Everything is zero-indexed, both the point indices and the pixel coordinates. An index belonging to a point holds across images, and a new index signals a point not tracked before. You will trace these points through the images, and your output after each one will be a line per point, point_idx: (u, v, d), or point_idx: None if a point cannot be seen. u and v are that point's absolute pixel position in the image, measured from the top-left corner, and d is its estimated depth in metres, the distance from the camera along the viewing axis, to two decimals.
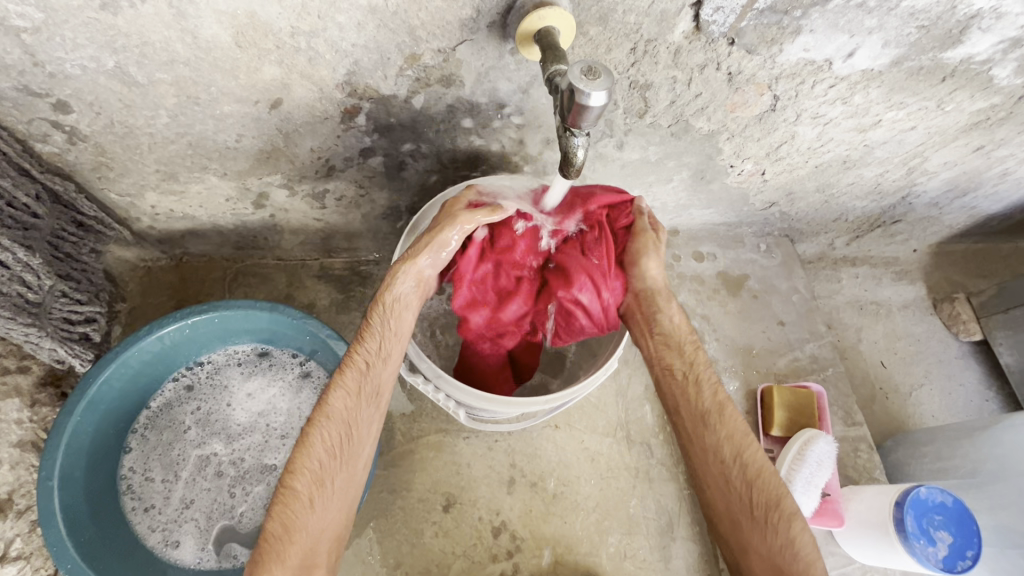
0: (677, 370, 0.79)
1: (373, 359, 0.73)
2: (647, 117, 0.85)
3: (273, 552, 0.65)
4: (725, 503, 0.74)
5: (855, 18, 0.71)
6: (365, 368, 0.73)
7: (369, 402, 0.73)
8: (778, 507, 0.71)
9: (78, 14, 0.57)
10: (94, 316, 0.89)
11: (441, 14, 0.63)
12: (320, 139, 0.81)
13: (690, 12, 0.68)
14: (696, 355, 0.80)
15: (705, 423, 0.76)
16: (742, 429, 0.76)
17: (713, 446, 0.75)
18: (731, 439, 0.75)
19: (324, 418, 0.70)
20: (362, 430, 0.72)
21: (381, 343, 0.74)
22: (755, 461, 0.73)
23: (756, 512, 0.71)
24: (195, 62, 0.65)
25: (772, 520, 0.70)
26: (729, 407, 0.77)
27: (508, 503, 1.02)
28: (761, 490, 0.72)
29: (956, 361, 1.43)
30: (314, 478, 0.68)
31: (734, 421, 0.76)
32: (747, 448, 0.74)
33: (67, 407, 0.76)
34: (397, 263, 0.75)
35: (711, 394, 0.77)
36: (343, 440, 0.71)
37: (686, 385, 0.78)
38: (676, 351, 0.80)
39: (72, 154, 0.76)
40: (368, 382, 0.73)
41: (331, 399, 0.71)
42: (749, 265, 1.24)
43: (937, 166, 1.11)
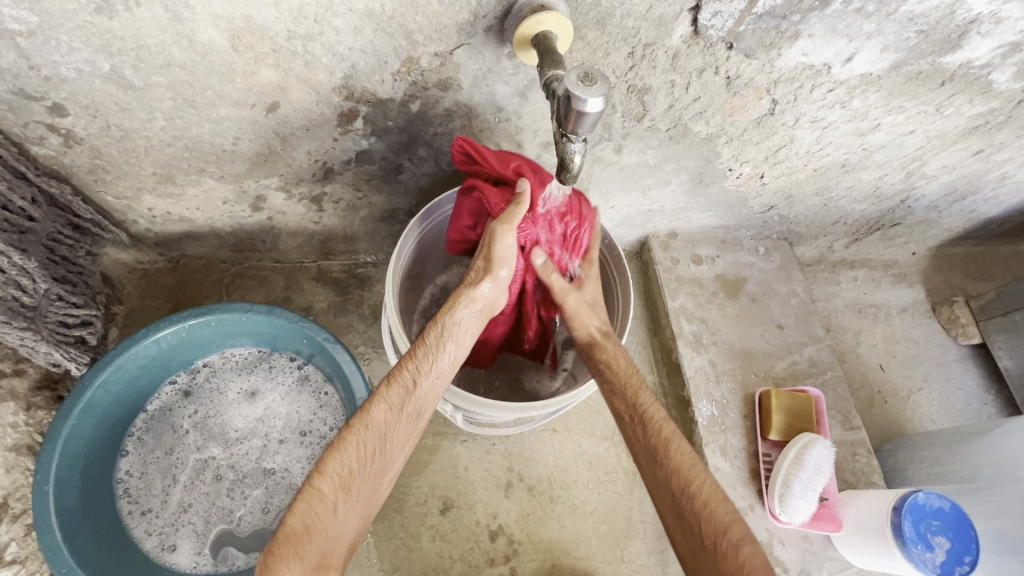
0: (624, 411, 0.76)
1: (421, 379, 0.69)
2: (645, 121, 0.85)
3: (290, 549, 0.60)
4: (681, 532, 0.68)
5: (854, 23, 0.71)
6: (412, 386, 0.69)
7: (409, 420, 0.69)
8: (726, 534, 0.65)
9: (74, 17, 0.57)
10: (90, 319, 0.88)
11: (438, 18, 0.63)
12: (317, 142, 0.80)
13: (688, 17, 0.68)
14: (643, 396, 0.76)
15: (656, 460, 0.71)
16: (690, 459, 0.70)
17: (660, 482, 0.71)
18: (677, 472, 0.69)
19: (363, 425, 0.67)
20: (395, 444, 0.69)
21: (433, 362, 0.70)
22: (702, 493, 0.68)
23: (706, 540, 0.66)
24: (192, 65, 0.65)
25: (720, 549, 0.64)
26: (676, 441, 0.72)
27: (506, 507, 1.02)
28: (709, 519, 0.66)
29: (955, 365, 1.43)
30: (341, 480, 0.64)
31: (681, 452, 0.71)
32: (693, 480, 0.69)
33: (63, 410, 0.76)
34: (462, 287, 0.72)
35: (656, 431, 0.73)
36: (377, 451, 0.67)
37: (634, 424, 0.75)
38: (622, 394, 0.77)
39: (68, 157, 0.76)
40: (412, 399, 0.69)
41: (374, 408, 0.67)
42: (748, 268, 1.23)
43: (936, 170, 1.12)
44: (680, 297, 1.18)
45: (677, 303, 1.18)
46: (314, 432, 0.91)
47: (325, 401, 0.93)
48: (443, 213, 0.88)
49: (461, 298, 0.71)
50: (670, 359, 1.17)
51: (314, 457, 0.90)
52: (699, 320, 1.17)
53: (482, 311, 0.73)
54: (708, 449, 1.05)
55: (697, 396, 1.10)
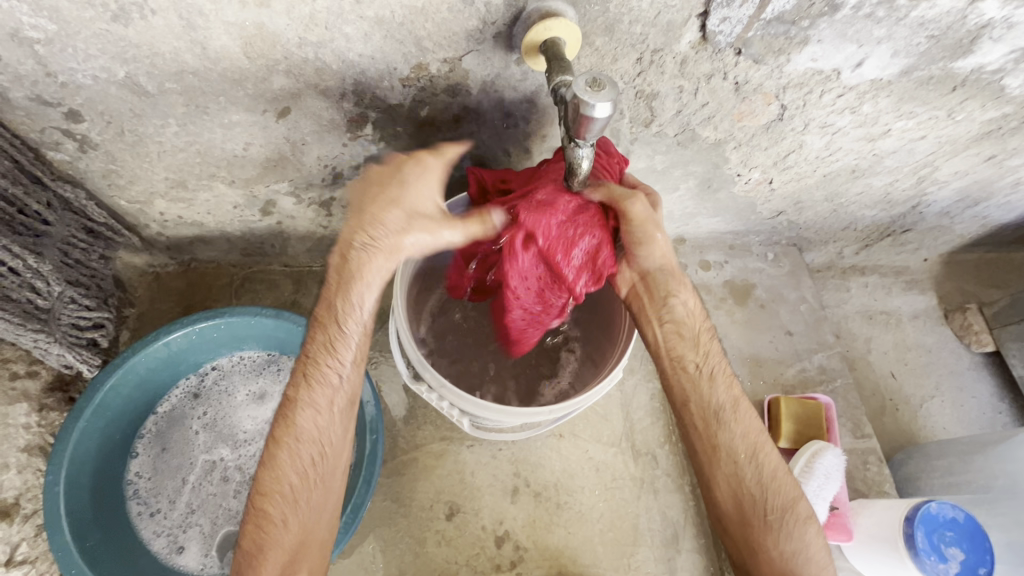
0: (689, 363, 0.77)
1: (340, 374, 0.72)
2: (653, 126, 0.85)
3: (253, 572, 0.67)
4: (739, 510, 0.75)
5: (864, 29, 0.71)
6: (336, 383, 0.72)
7: (342, 412, 0.73)
8: (793, 510, 0.74)
9: (90, 25, 0.58)
10: (102, 321, 0.89)
11: (447, 25, 0.63)
12: (327, 147, 0.81)
13: (696, 23, 0.68)
14: (711, 348, 0.79)
15: (719, 423, 0.76)
16: (756, 427, 0.77)
17: (726, 444, 0.75)
18: (745, 437, 0.76)
19: (293, 438, 0.71)
20: (333, 441, 0.73)
21: (345, 354, 0.72)
22: (772, 464, 0.76)
23: (770, 515, 0.74)
24: (205, 72, 0.65)
25: (785, 525, 0.73)
26: (744, 405, 0.77)
27: (512, 512, 1.01)
28: (776, 494, 0.74)
29: (968, 373, 1.41)
30: (285, 498, 0.70)
31: (747, 417, 0.77)
32: (762, 449, 0.76)
33: (74, 412, 0.77)
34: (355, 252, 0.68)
35: (726, 391, 0.77)
36: (315, 457, 0.72)
37: (698, 379, 0.77)
38: (689, 344, 0.78)
39: (83, 161, 0.77)
40: (336, 395, 0.72)
41: (298, 420, 0.71)
42: (757, 274, 1.23)
43: (948, 175, 1.11)
44: None
45: None
46: None
47: None
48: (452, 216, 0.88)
49: (375, 264, 0.68)
50: None
51: None
52: None
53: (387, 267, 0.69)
54: None
55: None
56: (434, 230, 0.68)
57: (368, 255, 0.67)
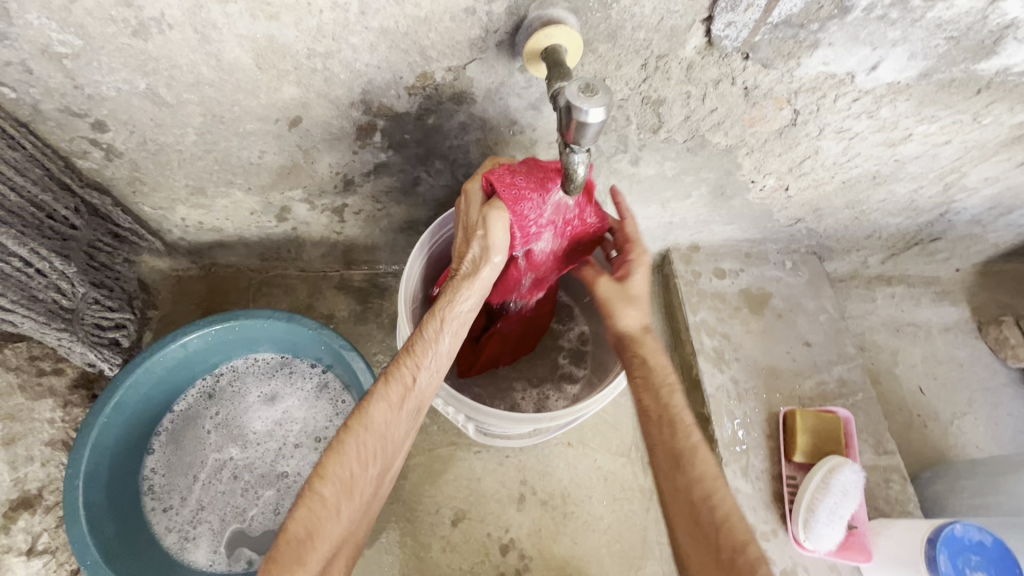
0: (651, 409, 0.74)
1: (420, 376, 0.71)
2: (661, 132, 0.85)
3: (294, 557, 0.60)
4: (698, 548, 0.66)
5: (876, 31, 0.69)
6: (413, 384, 0.70)
7: (409, 416, 0.71)
8: (743, 551, 0.63)
9: (113, 40, 0.61)
10: (123, 322, 0.93)
11: (450, 34, 0.64)
12: (338, 155, 0.83)
13: (701, 28, 0.67)
14: (674, 397, 0.73)
15: (679, 466, 0.70)
16: (715, 471, 0.69)
17: (684, 486, 0.69)
18: (702, 480, 0.68)
19: (363, 427, 0.67)
20: (394, 448, 0.70)
21: (430, 360, 0.71)
22: (725, 503, 0.67)
23: (723, 554, 0.64)
24: (220, 83, 0.68)
25: (738, 565, 0.62)
26: (703, 450, 0.70)
27: (517, 520, 1.01)
28: (727, 536, 0.65)
29: (1003, 390, 1.34)
30: (344, 486, 0.65)
31: (707, 462, 0.69)
32: (716, 493, 0.67)
33: (95, 408, 0.80)
34: (458, 277, 0.72)
35: (687, 435, 0.71)
36: (377, 455, 0.68)
37: (661, 426, 0.73)
38: (652, 394, 0.74)
39: (109, 169, 0.81)
40: (413, 398, 0.71)
41: (374, 409, 0.68)
42: (774, 283, 1.20)
43: (977, 182, 1.06)
44: (700, 311, 1.15)
45: (697, 317, 1.15)
46: (329, 440, 0.94)
47: (342, 409, 0.95)
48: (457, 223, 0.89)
49: (462, 288, 0.72)
50: (689, 375, 1.14)
51: None
52: (720, 336, 1.13)
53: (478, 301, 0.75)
54: (727, 468, 1.01)
55: (719, 415, 1.05)
56: (494, 233, 0.70)
57: (460, 283, 0.72)
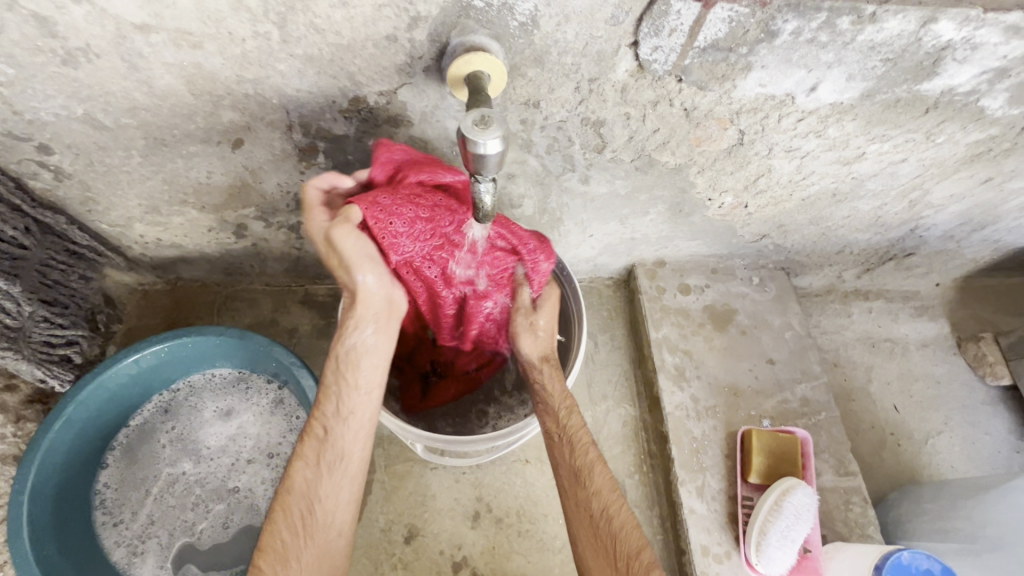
0: (553, 430, 0.80)
1: (332, 427, 0.71)
2: (606, 152, 0.84)
3: None
4: (597, 557, 0.73)
5: (809, 53, 0.68)
6: (325, 436, 0.70)
7: (335, 468, 0.70)
8: (638, 557, 0.71)
9: (44, 69, 0.63)
10: (76, 339, 0.94)
11: (376, 60, 0.65)
12: (285, 175, 0.84)
13: (629, 52, 0.67)
14: (571, 419, 0.80)
15: (579, 482, 0.78)
16: (610, 485, 0.78)
17: (583, 501, 0.77)
18: (599, 494, 0.76)
19: (287, 492, 0.69)
20: (327, 501, 0.69)
21: (338, 404, 0.71)
22: (620, 514, 0.75)
23: (619, 561, 0.71)
24: (155, 108, 0.69)
25: (633, 569, 0.70)
26: (601, 466, 0.79)
27: (471, 538, 1.00)
28: (623, 542, 0.73)
29: (981, 408, 1.31)
30: (279, 556, 0.66)
31: (603, 477, 0.78)
32: (615, 503, 0.76)
33: (44, 424, 0.82)
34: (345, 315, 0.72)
35: (582, 453, 0.79)
36: (306, 514, 0.68)
37: (563, 447, 0.80)
38: (552, 416, 0.81)
39: (61, 190, 0.83)
40: (332, 450, 0.70)
41: (292, 472, 0.69)
42: (740, 299, 1.19)
43: (942, 199, 1.05)
44: (663, 327, 1.14)
45: (660, 333, 1.14)
46: (281, 455, 0.94)
47: (295, 425, 0.95)
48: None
49: (349, 323, 0.71)
50: (651, 391, 1.13)
51: (278, 479, 0.93)
52: (682, 353, 1.12)
53: (376, 324, 0.72)
54: (683, 488, 1.00)
55: (678, 433, 1.04)
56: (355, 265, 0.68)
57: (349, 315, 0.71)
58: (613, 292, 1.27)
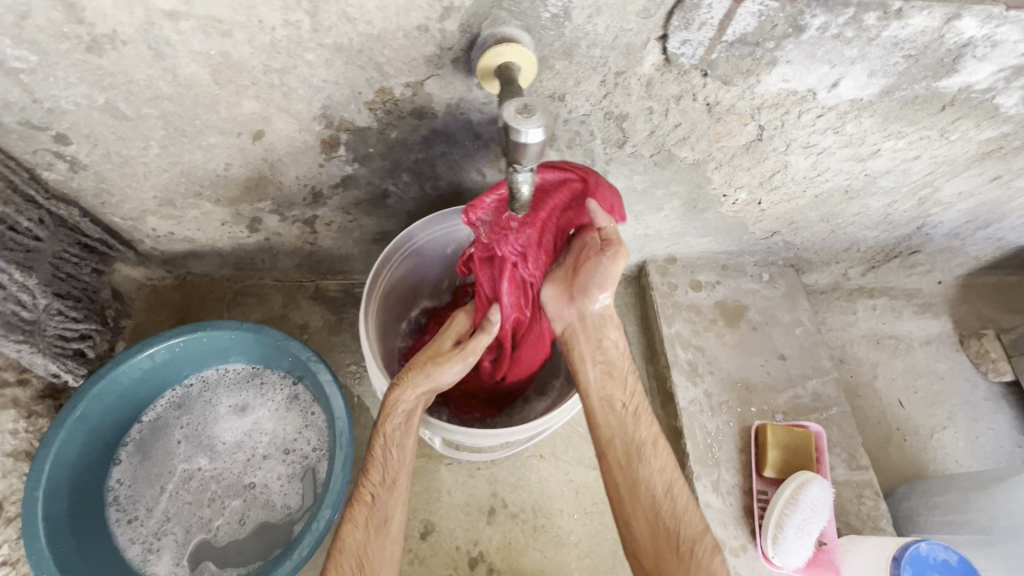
0: (618, 403, 0.77)
1: (378, 492, 0.74)
2: (627, 147, 0.85)
3: None
4: (659, 538, 0.73)
5: (834, 49, 0.69)
6: (371, 500, 0.73)
7: (384, 533, 0.72)
8: (699, 544, 0.73)
9: (67, 56, 0.62)
10: (89, 333, 0.93)
11: (405, 51, 0.64)
12: (304, 168, 0.84)
13: (657, 45, 0.67)
14: (636, 386, 0.79)
15: (642, 459, 0.76)
16: (672, 465, 0.77)
17: (647, 479, 0.75)
18: (663, 475, 0.75)
19: (337, 550, 0.71)
20: (375, 559, 0.71)
21: (383, 474, 0.74)
22: (682, 497, 0.75)
23: (682, 546, 0.72)
24: (179, 97, 0.69)
25: (695, 554, 0.72)
26: (664, 441, 0.78)
27: (487, 534, 1.00)
28: (684, 528, 0.73)
29: (984, 403, 1.33)
30: None
31: (665, 455, 0.76)
32: (677, 484, 0.76)
33: (58, 420, 0.81)
34: (389, 393, 0.75)
35: (647, 429, 0.77)
36: (355, 571, 0.70)
37: (625, 418, 0.77)
38: (618, 383, 0.78)
39: (75, 181, 0.81)
40: (376, 513, 0.73)
41: (343, 534, 0.72)
42: (750, 295, 1.19)
43: (951, 196, 1.06)
44: (675, 323, 1.15)
45: (672, 329, 1.14)
46: (297, 451, 0.93)
47: (311, 421, 0.95)
48: (426, 233, 0.90)
49: (393, 401, 0.74)
50: (664, 387, 1.13)
51: (295, 474, 0.92)
52: (694, 348, 1.13)
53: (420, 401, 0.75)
54: (698, 482, 1.01)
55: (691, 428, 1.05)
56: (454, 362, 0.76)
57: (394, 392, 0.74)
58: (623, 289, 1.27)
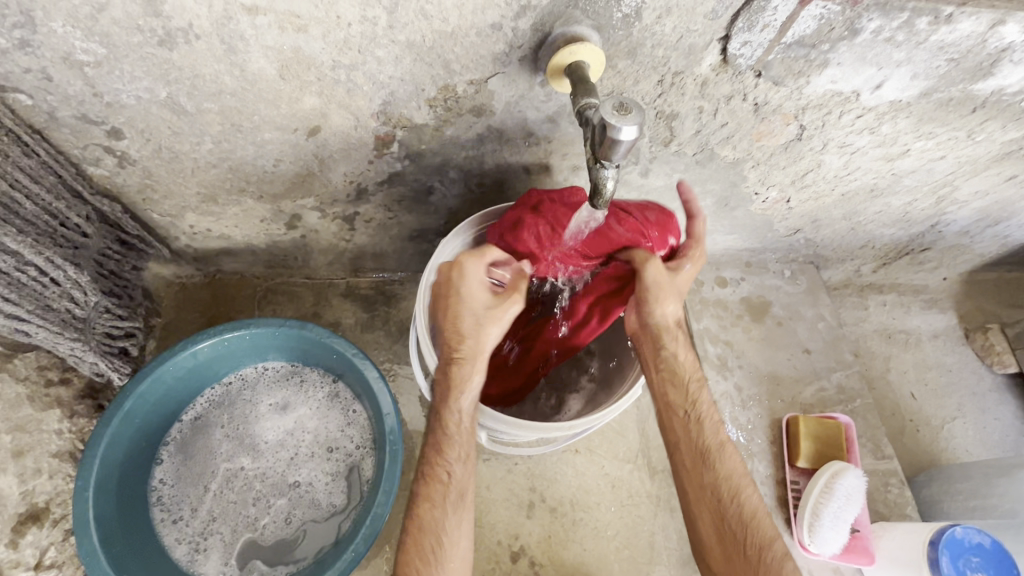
0: (678, 406, 0.79)
1: (453, 468, 0.76)
2: (672, 145, 0.86)
3: None
4: (722, 542, 0.73)
5: (883, 52, 0.72)
6: (448, 477, 0.75)
7: (462, 504, 0.75)
8: (771, 549, 0.71)
9: (138, 49, 0.61)
10: (133, 330, 0.93)
11: (475, 48, 0.65)
12: (353, 164, 0.84)
13: (718, 46, 0.70)
14: (699, 396, 0.80)
15: (705, 464, 0.76)
16: (740, 469, 0.76)
17: (709, 484, 0.75)
18: (729, 478, 0.75)
19: (417, 528, 0.73)
20: (454, 535, 0.73)
21: (458, 448, 0.77)
22: (750, 503, 0.74)
23: (749, 551, 0.71)
24: (241, 92, 0.68)
25: (763, 559, 0.70)
26: (729, 447, 0.77)
27: (527, 528, 1.01)
28: (752, 531, 0.72)
29: (990, 395, 1.37)
30: None
31: (732, 461, 0.76)
32: (744, 491, 0.75)
33: (105, 418, 0.80)
34: (453, 363, 0.77)
35: (711, 435, 0.77)
36: (434, 547, 0.72)
37: (687, 424, 0.78)
38: (679, 390, 0.80)
39: (121, 176, 0.80)
40: (452, 490, 0.75)
41: (421, 511, 0.74)
42: (773, 291, 1.22)
43: (968, 195, 1.09)
44: (703, 319, 1.17)
45: (700, 325, 1.17)
46: (341, 449, 0.93)
47: (353, 419, 0.94)
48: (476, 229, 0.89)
49: (462, 371, 0.77)
50: None
51: (339, 473, 0.92)
52: (722, 343, 1.15)
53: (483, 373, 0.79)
54: None
55: (723, 421, 1.08)
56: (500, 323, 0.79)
57: (461, 363, 0.77)
58: None
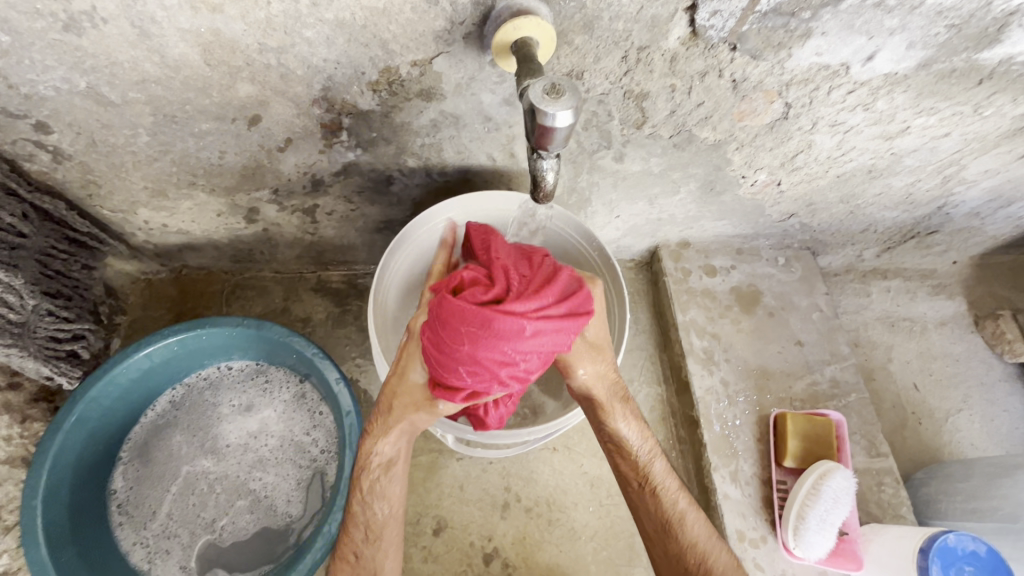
0: (631, 478, 0.76)
1: (362, 549, 0.71)
2: (646, 127, 0.80)
3: None
4: None
5: (873, 19, 0.65)
6: (356, 558, 0.70)
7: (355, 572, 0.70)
8: None
9: (44, 36, 0.57)
10: (82, 332, 0.90)
11: (413, 25, 0.59)
12: (303, 155, 0.79)
13: (685, 17, 0.63)
14: (653, 465, 0.76)
15: (666, 533, 0.73)
16: (704, 531, 0.73)
17: (673, 553, 0.72)
18: (694, 546, 0.72)
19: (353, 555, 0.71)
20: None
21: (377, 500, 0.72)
22: (718, 568, 0.71)
23: None
24: (167, 80, 0.63)
25: None
26: (691, 512, 0.74)
27: (501, 529, 0.98)
28: None
29: (999, 385, 1.28)
30: None
31: (696, 526, 0.73)
32: (710, 555, 0.71)
33: (53, 424, 0.77)
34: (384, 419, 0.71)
35: (672, 504, 0.74)
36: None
37: (647, 496, 0.75)
38: (628, 461, 0.76)
39: (60, 172, 0.76)
40: (363, 568, 0.70)
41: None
42: (765, 280, 1.15)
43: (976, 174, 1.00)
44: (689, 310, 1.11)
45: (685, 317, 1.11)
46: (305, 454, 0.90)
47: (319, 421, 0.92)
48: (392, 273, 0.86)
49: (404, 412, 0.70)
50: (679, 376, 1.11)
51: (302, 480, 0.89)
52: (709, 336, 1.10)
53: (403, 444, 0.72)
54: (716, 473, 0.99)
55: (707, 418, 1.03)
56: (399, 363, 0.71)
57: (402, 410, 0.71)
58: (635, 275, 1.23)
